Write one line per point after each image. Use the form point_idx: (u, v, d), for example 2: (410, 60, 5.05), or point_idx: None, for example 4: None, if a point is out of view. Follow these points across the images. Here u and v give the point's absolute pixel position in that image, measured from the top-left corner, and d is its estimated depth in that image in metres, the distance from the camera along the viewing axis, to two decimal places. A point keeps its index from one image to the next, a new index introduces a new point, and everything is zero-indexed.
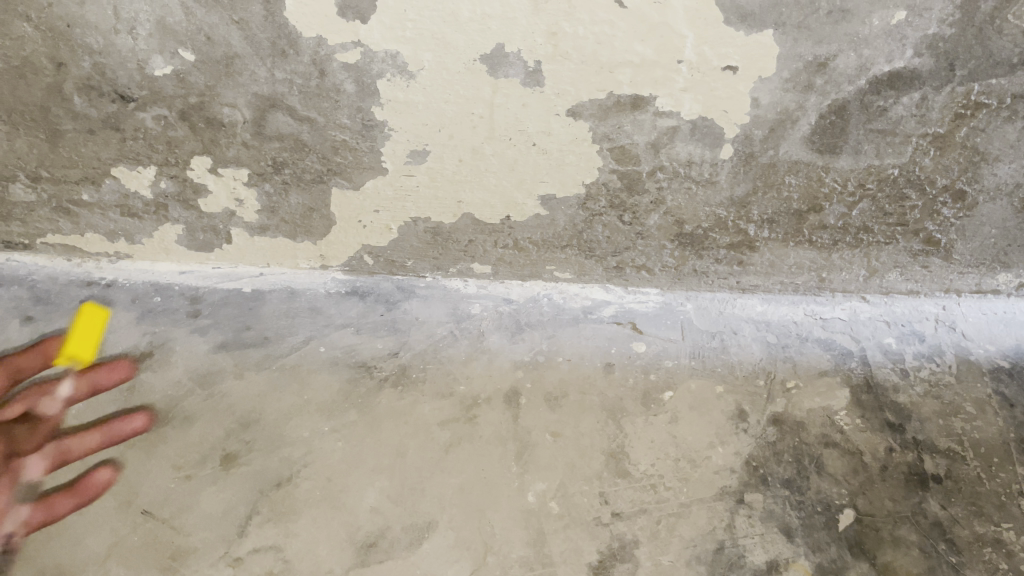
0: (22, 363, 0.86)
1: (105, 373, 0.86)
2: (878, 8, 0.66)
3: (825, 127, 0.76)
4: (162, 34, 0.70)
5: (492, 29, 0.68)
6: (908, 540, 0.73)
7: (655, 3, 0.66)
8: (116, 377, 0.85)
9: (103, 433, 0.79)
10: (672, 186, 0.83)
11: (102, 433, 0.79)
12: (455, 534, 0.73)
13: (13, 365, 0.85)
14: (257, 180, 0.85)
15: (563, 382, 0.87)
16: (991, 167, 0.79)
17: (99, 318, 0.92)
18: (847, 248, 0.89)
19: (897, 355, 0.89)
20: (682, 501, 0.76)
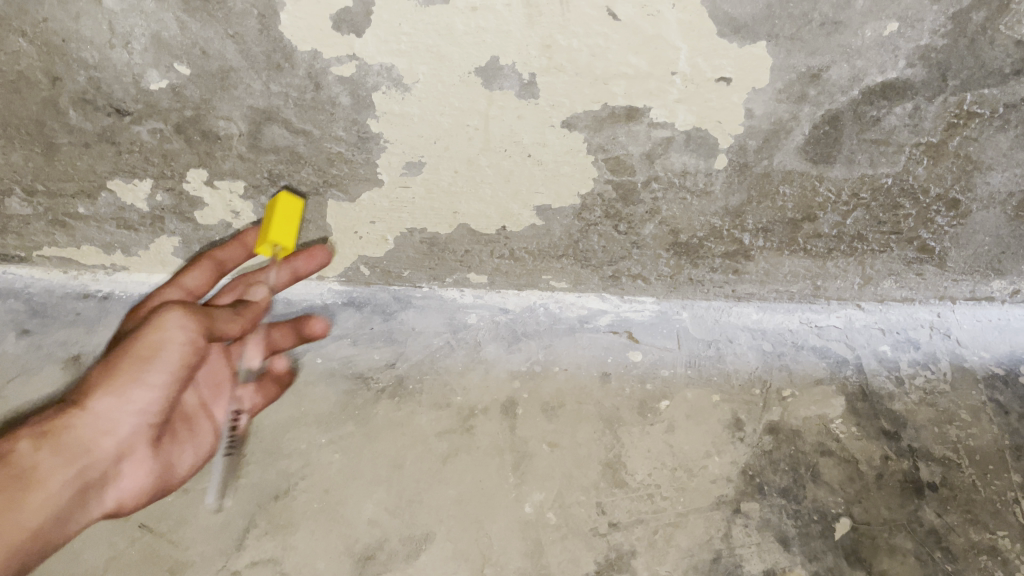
0: (224, 255, 0.91)
1: (306, 260, 0.92)
2: (871, 20, 0.66)
3: (819, 137, 0.76)
4: (157, 48, 0.70)
5: (486, 42, 0.68)
6: (904, 548, 0.73)
7: (649, 15, 0.65)
8: (317, 260, 0.92)
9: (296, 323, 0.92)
10: (667, 197, 0.83)
11: (302, 329, 0.92)
12: (452, 545, 0.73)
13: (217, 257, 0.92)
14: (253, 192, 0.85)
15: (559, 392, 0.87)
16: (984, 175, 0.79)
17: (287, 200, 0.83)
18: (841, 257, 0.90)
19: (892, 363, 0.90)
20: (679, 510, 0.76)
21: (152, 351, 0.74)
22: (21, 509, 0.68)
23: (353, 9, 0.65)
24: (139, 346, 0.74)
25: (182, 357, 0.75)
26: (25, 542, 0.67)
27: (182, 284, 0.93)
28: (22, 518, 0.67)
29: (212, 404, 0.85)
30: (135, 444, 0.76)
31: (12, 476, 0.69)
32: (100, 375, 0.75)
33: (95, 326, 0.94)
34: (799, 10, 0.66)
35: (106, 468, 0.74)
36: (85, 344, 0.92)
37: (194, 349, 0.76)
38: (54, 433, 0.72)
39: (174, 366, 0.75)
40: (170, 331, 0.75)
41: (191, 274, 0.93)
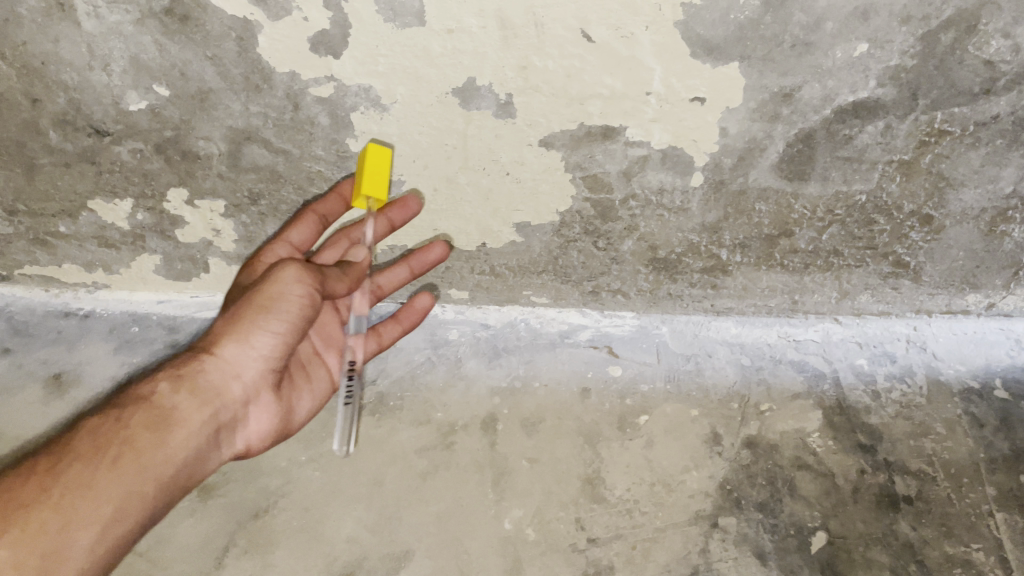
0: (324, 208, 0.83)
1: (398, 209, 0.83)
2: (841, 41, 0.66)
3: (793, 155, 0.77)
4: (135, 71, 0.71)
5: (462, 63, 0.68)
6: (879, 562, 0.74)
7: (623, 37, 0.66)
8: (409, 210, 0.83)
9: (412, 257, 0.90)
10: (645, 214, 0.84)
11: (416, 261, 0.89)
12: (431, 562, 0.74)
13: (319, 212, 0.84)
14: (233, 211, 0.86)
15: (540, 408, 0.87)
16: (956, 192, 0.80)
17: (380, 153, 0.75)
18: (818, 271, 0.91)
19: (869, 376, 0.91)
20: (657, 526, 0.77)
21: (275, 304, 0.71)
22: (171, 450, 0.69)
23: (330, 31, 0.66)
24: (259, 296, 0.72)
25: (301, 312, 0.72)
26: (173, 480, 0.69)
27: (289, 240, 0.87)
28: (174, 457, 0.69)
29: (324, 351, 0.90)
30: (262, 389, 0.78)
31: (159, 419, 0.70)
32: (224, 320, 0.75)
33: (77, 343, 0.95)
34: (770, 32, 0.65)
35: (237, 411, 0.76)
36: (67, 362, 0.92)
37: (312, 305, 0.72)
38: (189, 376, 0.73)
39: (291, 319, 0.72)
40: (285, 287, 0.71)
41: (296, 229, 0.85)
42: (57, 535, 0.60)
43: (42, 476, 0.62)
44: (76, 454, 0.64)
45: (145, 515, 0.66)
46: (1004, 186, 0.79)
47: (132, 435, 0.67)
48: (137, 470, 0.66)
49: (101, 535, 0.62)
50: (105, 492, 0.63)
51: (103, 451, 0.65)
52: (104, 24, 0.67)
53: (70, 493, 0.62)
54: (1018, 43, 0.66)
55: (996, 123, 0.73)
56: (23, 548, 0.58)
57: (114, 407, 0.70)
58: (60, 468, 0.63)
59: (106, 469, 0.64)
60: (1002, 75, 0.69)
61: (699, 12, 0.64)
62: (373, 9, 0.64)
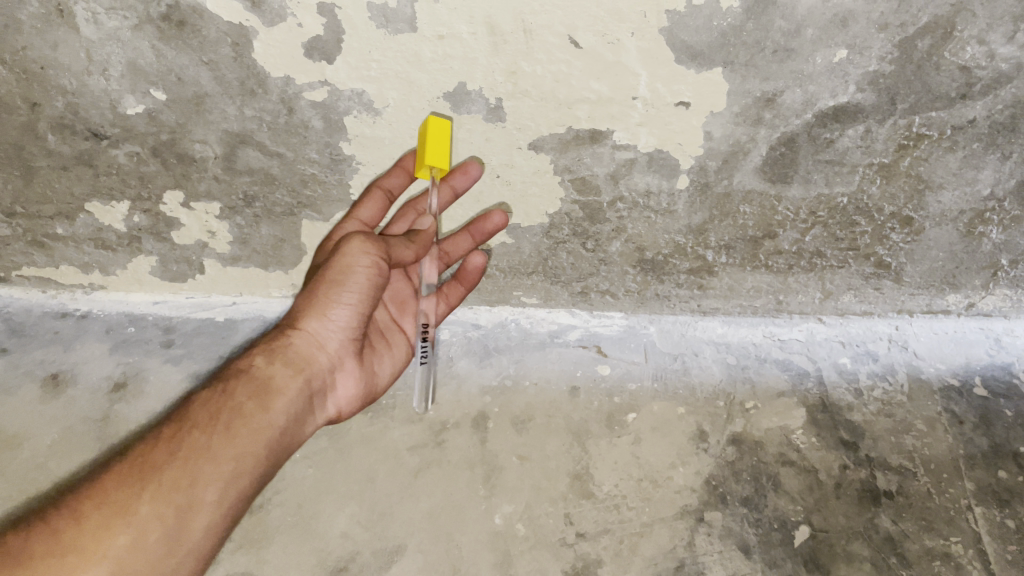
0: (390, 184, 0.82)
1: (460, 176, 0.80)
2: (821, 47, 0.68)
3: (775, 158, 0.79)
4: (133, 75, 0.72)
5: (452, 68, 0.70)
6: (861, 555, 0.76)
7: (609, 43, 0.68)
8: (471, 176, 0.80)
9: (472, 226, 0.86)
10: (632, 216, 0.86)
11: (476, 230, 0.86)
12: (423, 556, 0.76)
13: (386, 187, 0.83)
14: (228, 213, 0.87)
15: (530, 406, 0.89)
16: (935, 195, 0.82)
17: (437, 126, 0.73)
18: (802, 272, 0.93)
19: (852, 375, 0.93)
20: (644, 520, 0.79)
21: (344, 276, 0.75)
22: (274, 414, 0.73)
23: (324, 37, 0.68)
24: (330, 271, 0.75)
25: (370, 281, 0.76)
26: (279, 442, 0.73)
27: (357, 216, 0.85)
28: (277, 419, 0.73)
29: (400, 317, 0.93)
30: (348, 357, 0.82)
31: (259, 388, 0.74)
32: (304, 296, 0.79)
33: (74, 344, 0.96)
34: (752, 38, 0.67)
35: (326, 378, 0.80)
36: (64, 362, 0.94)
37: (378, 272, 0.75)
38: (280, 349, 0.77)
39: (363, 287, 0.76)
40: (353, 259, 0.74)
41: (364, 206, 0.85)
42: (189, 492, 0.64)
43: (167, 443, 0.66)
44: (192, 423, 0.69)
45: (258, 472, 0.70)
46: (981, 188, 0.81)
47: (239, 404, 0.71)
48: (247, 432, 0.70)
49: (223, 491, 0.66)
50: (222, 453, 0.67)
51: (216, 419, 0.69)
52: (102, 30, 0.68)
53: (193, 455, 0.66)
54: (992, 49, 0.68)
55: (973, 127, 0.75)
56: (162, 503, 0.63)
57: (218, 382, 0.74)
58: (183, 435, 0.67)
59: (220, 433, 0.68)
60: (977, 80, 0.70)
61: (683, 19, 0.66)
62: (366, 16, 0.66)
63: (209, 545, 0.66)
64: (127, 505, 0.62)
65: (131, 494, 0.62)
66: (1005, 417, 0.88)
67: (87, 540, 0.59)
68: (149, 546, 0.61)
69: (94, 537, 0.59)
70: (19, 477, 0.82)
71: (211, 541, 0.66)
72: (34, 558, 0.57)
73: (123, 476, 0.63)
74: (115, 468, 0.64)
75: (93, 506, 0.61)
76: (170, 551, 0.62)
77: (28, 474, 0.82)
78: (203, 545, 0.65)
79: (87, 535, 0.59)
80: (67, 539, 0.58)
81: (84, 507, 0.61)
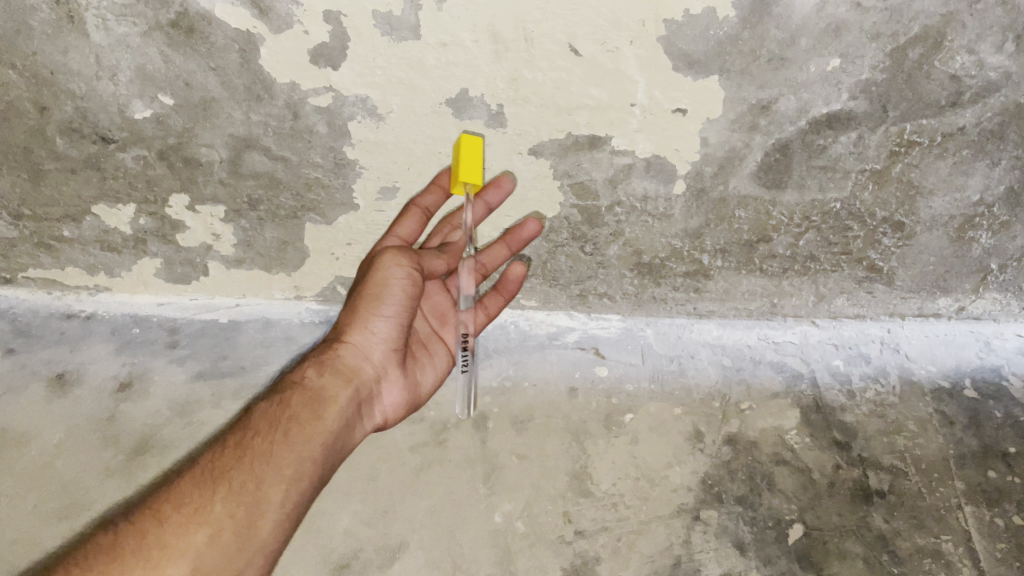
0: (427, 202, 0.84)
1: (494, 190, 0.82)
2: (815, 56, 0.70)
3: (770, 164, 0.80)
4: (142, 81, 0.74)
5: (455, 75, 0.72)
6: (853, 552, 0.78)
7: (608, 51, 0.69)
8: (505, 190, 0.83)
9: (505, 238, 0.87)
10: (630, 220, 0.88)
11: (511, 241, 0.87)
12: (425, 554, 0.77)
13: (423, 206, 0.84)
14: (233, 216, 0.89)
15: (529, 407, 0.91)
16: (926, 200, 0.84)
17: (468, 143, 0.75)
18: (796, 276, 0.94)
19: (845, 377, 0.95)
20: (641, 518, 0.80)
21: (383, 290, 0.79)
22: (327, 421, 0.75)
23: (330, 44, 0.69)
24: (369, 286, 0.79)
25: (406, 293, 0.79)
26: (333, 447, 0.75)
27: (396, 233, 0.87)
28: (330, 425, 0.75)
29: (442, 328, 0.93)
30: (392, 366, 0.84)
31: (311, 397, 0.75)
32: (348, 309, 0.81)
33: (79, 344, 0.97)
34: (748, 47, 0.69)
35: (373, 387, 0.81)
36: (70, 362, 0.95)
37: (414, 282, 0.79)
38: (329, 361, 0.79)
39: (401, 300, 0.79)
40: (389, 274, 0.78)
41: (403, 223, 0.86)
42: (256, 493, 0.66)
43: (234, 449, 0.69)
44: (254, 430, 0.71)
45: (317, 475, 0.72)
46: (971, 194, 0.83)
47: (296, 412, 0.73)
48: (304, 438, 0.72)
49: (286, 493, 0.69)
50: (284, 458, 0.69)
51: (276, 425, 0.71)
52: (112, 36, 0.70)
53: (258, 460, 0.68)
54: (982, 58, 0.70)
55: (962, 134, 0.77)
56: (233, 503, 0.65)
57: (274, 393, 0.76)
58: (247, 441, 0.70)
59: (281, 439, 0.70)
60: (967, 88, 0.72)
61: (680, 28, 0.67)
62: (371, 23, 0.67)
63: (275, 545, 0.68)
64: (202, 505, 0.64)
65: (205, 496, 0.65)
66: (995, 418, 0.90)
67: (169, 537, 0.61)
68: (224, 543, 0.63)
69: (175, 534, 0.62)
70: (27, 474, 0.84)
71: (278, 540, 0.68)
72: (122, 554, 0.59)
73: (197, 479, 0.66)
74: (189, 472, 0.67)
75: (172, 506, 0.63)
76: (242, 548, 0.64)
77: (36, 471, 0.85)
78: (270, 544, 0.67)
79: (169, 533, 0.62)
80: (150, 536, 0.61)
81: (164, 508, 0.63)
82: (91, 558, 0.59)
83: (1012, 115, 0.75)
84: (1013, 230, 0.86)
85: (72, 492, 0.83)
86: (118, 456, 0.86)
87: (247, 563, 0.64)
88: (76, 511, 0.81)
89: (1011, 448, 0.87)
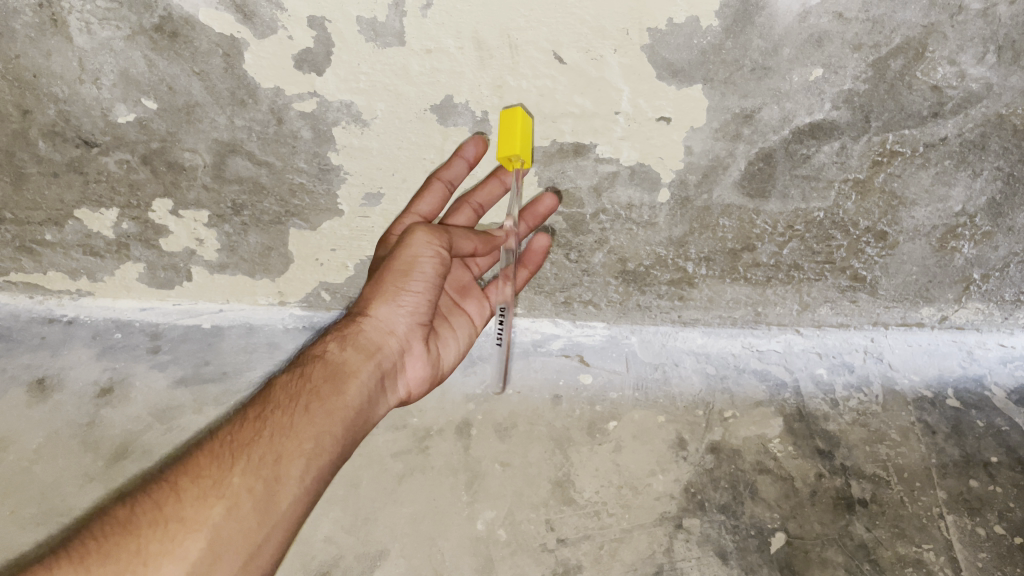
0: (450, 174, 0.80)
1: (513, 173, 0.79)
2: (798, 66, 0.70)
3: (753, 173, 0.81)
4: (125, 85, 0.74)
5: (440, 82, 0.72)
6: (834, 561, 0.78)
7: (592, 60, 0.70)
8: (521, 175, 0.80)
9: (524, 212, 0.84)
10: (615, 227, 0.88)
11: (528, 216, 0.84)
12: (406, 561, 0.77)
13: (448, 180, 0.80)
14: (217, 221, 0.88)
15: (512, 414, 0.91)
16: (909, 210, 0.85)
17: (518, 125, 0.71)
18: (780, 284, 0.95)
19: (828, 386, 0.95)
20: (623, 526, 0.80)
21: (411, 267, 0.76)
22: (348, 395, 0.74)
23: (314, 49, 0.69)
24: (396, 262, 0.77)
25: (435, 272, 0.77)
26: (355, 422, 0.74)
27: (416, 210, 0.83)
28: (353, 401, 0.74)
29: (463, 300, 0.92)
30: (416, 340, 0.82)
31: (333, 373, 0.75)
32: (373, 284, 0.80)
33: (61, 349, 0.97)
34: (731, 56, 0.69)
35: (395, 362, 0.80)
36: (51, 367, 0.95)
37: (441, 260, 0.77)
38: (352, 336, 0.78)
39: (430, 279, 0.77)
40: (418, 250, 0.76)
41: (424, 199, 0.82)
42: (276, 466, 0.66)
43: (253, 423, 0.69)
44: (274, 404, 0.71)
45: (340, 449, 0.71)
46: (952, 205, 0.83)
47: (316, 386, 0.73)
48: (324, 412, 0.71)
49: (307, 466, 0.68)
50: (303, 431, 0.69)
51: (297, 399, 0.71)
52: (95, 39, 0.70)
53: (277, 434, 0.68)
54: (963, 69, 0.70)
55: (944, 144, 0.77)
56: (251, 476, 0.65)
57: (296, 366, 0.76)
58: (267, 416, 0.70)
59: (301, 412, 0.70)
60: (948, 99, 0.73)
61: (664, 37, 0.68)
62: (354, 29, 0.67)
63: (296, 517, 0.67)
64: (219, 479, 0.64)
65: (224, 469, 0.65)
66: (976, 427, 0.91)
67: (186, 511, 0.62)
68: (242, 515, 0.63)
69: (192, 508, 0.62)
70: (5, 481, 0.83)
71: (299, 512, 0.67)
72: (139, 528, 0.60)
73: (216, 454, 0.66)
74: (209, 447, 0.68)
75: (191, 481, 0.64)
76: (261, 522, 0.64)
77: (14, 477, 0.84)
78: (291, 517, 0.66)
79: (186, 507, 0.62)
80: (168, 509, 0.62)
81: (181, 482, 0.64)
82: (109, 532, 0.60)
83: (993, 126, 0.75)
84: (994, 241, 0.87)
85: (50, 497, 0.82)
86: (98, 462, 0.85)
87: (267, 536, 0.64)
88: (53, 516, 0.80)
89: (992, 458, 0.87)
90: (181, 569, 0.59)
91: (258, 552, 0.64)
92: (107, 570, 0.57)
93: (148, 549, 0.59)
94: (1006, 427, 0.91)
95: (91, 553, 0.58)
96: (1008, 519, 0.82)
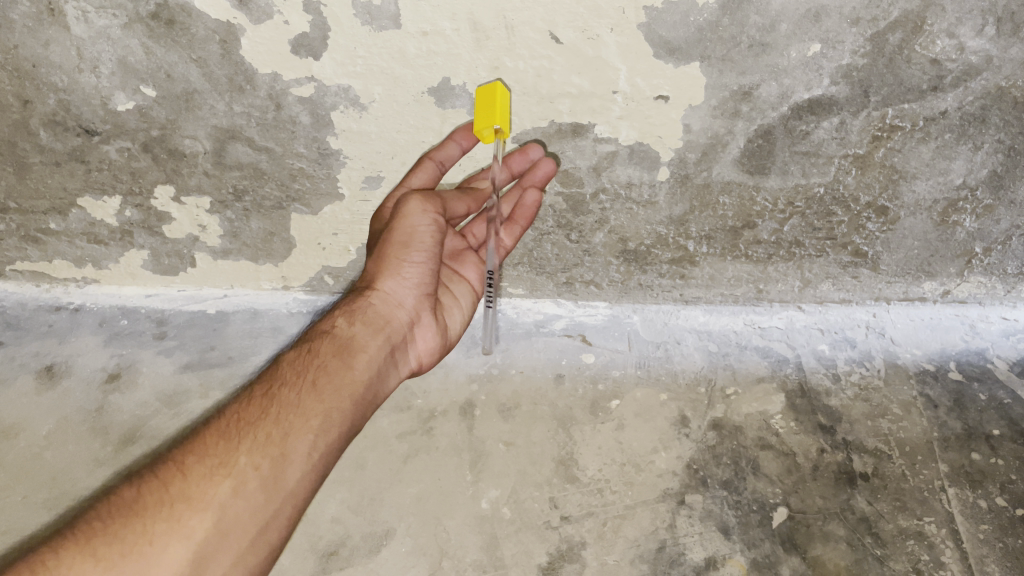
0: (444, 154, 0.80)
1: (518, 157, 0.80)
2: (795, 41, 0.70)
3: (753, 150, 0.81)
4: (123, 72, 0.74)
5: (437, 63, 0.72)
6: (836, 535, 0.78)
7: (589, 39, 0.69)
8: (530, 158, 0.81)
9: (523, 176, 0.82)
10: (615, 207, 0.88)
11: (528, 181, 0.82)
12: (412, 540, 0.78)
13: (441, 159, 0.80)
14: (218, 208, 0.89)
15: (516, 394, 0.92)
16: (909, 184, 0.84)
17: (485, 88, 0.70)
18: (781, 261, 0.95)
19: (831, 361, 0.96)
20: (627, 503, 0.81)
21: (409, 237, 0.79)
22: (358, 369, 0.76)
23: (311, 34, 0.69)
24: (396, 234, 0.79)
25: (433, 240, 0.81)
26: (364, 397, 0.75)
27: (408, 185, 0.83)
28: (361, 374, 0.76)
29: (460, 268, 0.91)
30: (424, 312, 0.84)
31: (341, 347, 0.76)
32: (376, 259, 0.81)
33: (68, 336, 0.98)
34: (728, 33, 0.69)
35: (406, 333, 0.82)
36: (59, 354, 0.96)
37: (438, 228, 0.81)
38: (359, 310, 0.80)
39: (429, 248, 0.81)
40: (417, 221, 0.79)
41: (416, 175, 0.82)
42: (283, 443, 0.67)
43: (259, 402, 0.70)
44: (281, 382, 0.72)
45: (347, 425, 0.72)
46: (953, 178, 0.83)
47: (323, 362, 0.74)
48: (332, 388, 0.72)
49: (315, 443, 0.69)
50: (310, 408, 0.70)
51: (304, 375, 0.72)
52: (92, 28, 0.70)
53: (285, 412, 0.69)
54: (963, 42, 0.70)
55: (944, 118, 0.77)
56: (259, 455, 0.66)
57: (304, 343, 0.77)
58: (275, 394, 0.70)
59: (309, 389, 0.71)
60: (947, 73, 0.72)
61: (660, 14, 0.67)
62: (351, 13, 0.67)
63: (304, 495, 0.68)
64: (225, 458, 0.65)
65: (230, 448, 0.66)
66: (979, 400, 0.91)
67: (193, 490, 0.62)
68: (250, 492, 0.64)
69: (198, 487, 0.63)
70: (15, 468, 0.85)
71: (307, 489, 0.68)
72: (144, 509, 0.60)
73: (222, 433, 0.67)
74: (215, 426, 0.68)
75: (196, 460, 0.64)
76: (268, 499, 0.65)
77: (24, 463, 0.85)
78: (299, 494, 0.67)
79: (193, 485, 0.62)
80: (174, 489, 0.62)
81: (187, 462, 0.64)
82: (114, 512, 0.60)
83: (994, 99, 0.75)
84: (996, 214, 0.87)
85: (61, 482, 0.83)
86: (107, 447, 0.87)
87: (274, 512, 0.65)
88: (65, 500, 0.82)
89: (994, 431, 0.88)
90: (188, 549, 0.59)
91: (264, 530, 0.64)
92: (112, 551, 0.57)
93: (155, 529, 0.59)
94: (1008, 400, 0.91)
95: (98, 534, 0.58)
96: (1010, 491, 0.82)
